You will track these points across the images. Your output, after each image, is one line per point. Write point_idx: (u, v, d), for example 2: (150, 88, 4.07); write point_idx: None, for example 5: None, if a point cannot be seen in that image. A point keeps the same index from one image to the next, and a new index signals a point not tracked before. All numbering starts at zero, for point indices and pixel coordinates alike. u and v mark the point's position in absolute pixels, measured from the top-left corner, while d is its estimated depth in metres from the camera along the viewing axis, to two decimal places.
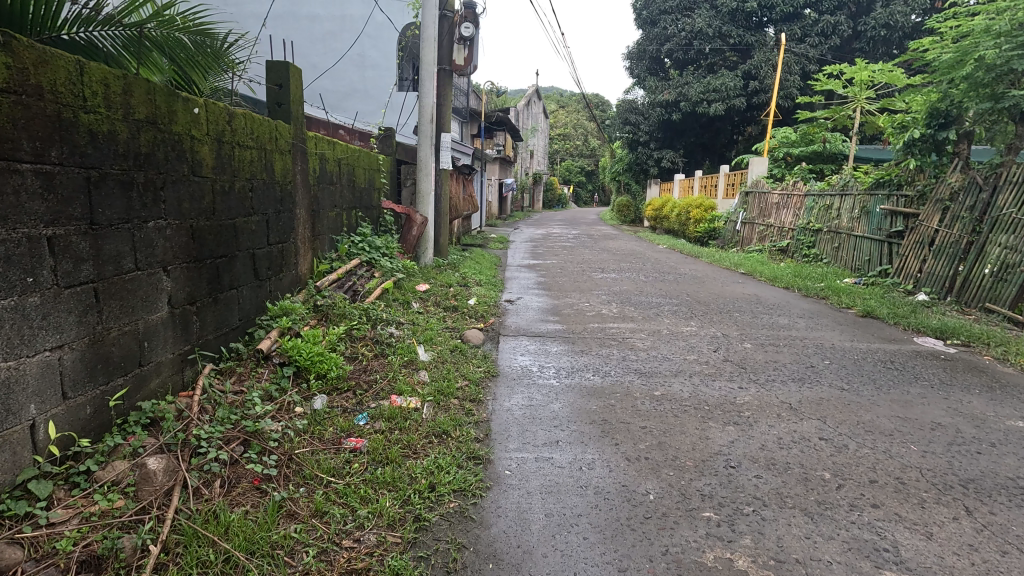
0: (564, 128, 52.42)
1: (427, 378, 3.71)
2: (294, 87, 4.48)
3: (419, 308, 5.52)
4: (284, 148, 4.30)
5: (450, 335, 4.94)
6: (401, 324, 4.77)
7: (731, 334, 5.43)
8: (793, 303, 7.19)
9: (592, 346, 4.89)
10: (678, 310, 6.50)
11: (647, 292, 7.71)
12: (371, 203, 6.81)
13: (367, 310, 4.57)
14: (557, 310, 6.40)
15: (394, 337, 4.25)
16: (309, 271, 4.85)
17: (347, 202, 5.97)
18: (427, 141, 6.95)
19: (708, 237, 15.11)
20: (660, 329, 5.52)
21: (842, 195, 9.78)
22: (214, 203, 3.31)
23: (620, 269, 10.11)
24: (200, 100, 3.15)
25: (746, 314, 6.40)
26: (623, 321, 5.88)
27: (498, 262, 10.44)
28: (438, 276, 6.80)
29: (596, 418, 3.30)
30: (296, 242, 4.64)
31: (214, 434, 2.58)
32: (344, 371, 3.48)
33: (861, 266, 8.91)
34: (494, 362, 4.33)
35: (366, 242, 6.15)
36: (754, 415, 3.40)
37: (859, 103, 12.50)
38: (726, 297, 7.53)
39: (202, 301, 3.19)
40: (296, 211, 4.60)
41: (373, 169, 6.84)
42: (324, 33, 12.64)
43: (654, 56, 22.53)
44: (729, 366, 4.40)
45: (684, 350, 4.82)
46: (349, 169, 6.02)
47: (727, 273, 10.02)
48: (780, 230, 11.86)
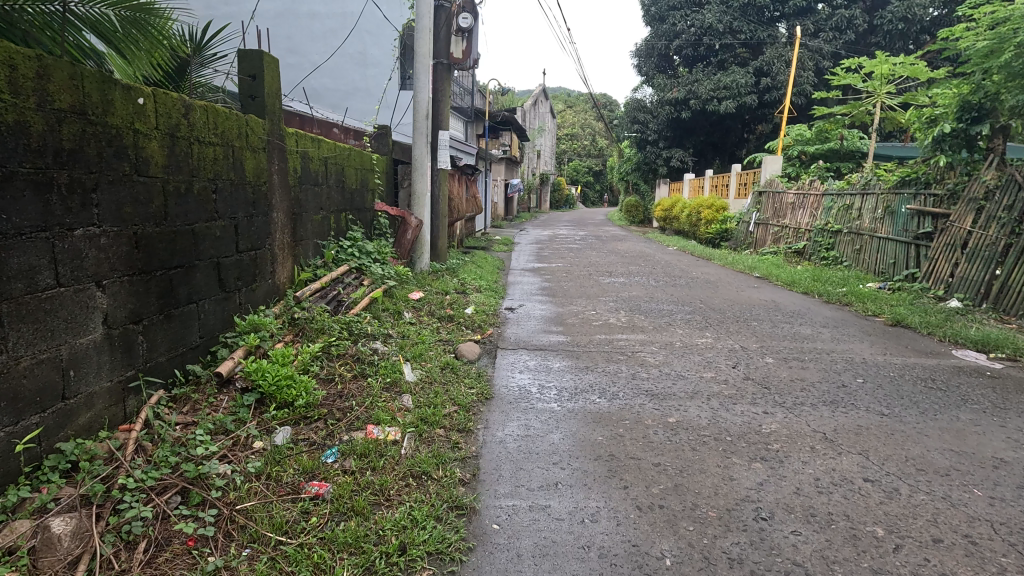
0: (571, 129, 52.00)
1: (410, 404, 3.27)
2: (270, 78, 4.09)
3: (411, 318, 5.09)
4: (256, 144, 3.91)
5: (443, 349, 4.51)
6: (388, 338, 4.35)
7: (750, 347, 4.97)
8: (815, 310, 6.71)
9: (598, 362, 4.44)
10: (691, 319, 6.05)
11: (658, 299, 7.25)
12: (363, 206, 6.42)
13: (350, 323, 4.16)
14: (562, 320, 5.95)
15: (378, 355, 3.83)
16: (288, 280, 4.45)
17: (335, 205, 5.58)
18: (422, 138, 6.54)
19: (720, 238, 14.59)
20: (672, 342, 5.07)
21: (864, 194, 9.25)
22: (167, 206, 2.92)
23: (629, 273, 9.64)
24: (146, 88, 2.75)
25: (765, 323, 5.94)
26: (632, 332, 5.44)
27: (501, 265, 10.00)
28: (434, 282, 6.39)
29: (601, 454, 2.86)
30: (273, 249, 4.24)
31: (144, 482, 2.17)
32: (315, 397, 3.07)
33: (885, 270, 8.39)
34: (489, 382, 3.90)
35: (356, 247, 5.75)
36: (785, 448, 2.94)
37: (879, 99, 11.96)
38: (742, 303, 7.07)
39: (151, 319, 2.80)
40: (273, 214, 4.20)
41: (365, 170, 6.46)
42: (322, 30, 12.27)
43: (662, 52, 22.01)
44: (751, 385, 3.94)
45: (699, 366, 4.37)
46: (338, 169, 5.63)
47: (742, 277, 9.55)
48: (796, 231, 11.36)
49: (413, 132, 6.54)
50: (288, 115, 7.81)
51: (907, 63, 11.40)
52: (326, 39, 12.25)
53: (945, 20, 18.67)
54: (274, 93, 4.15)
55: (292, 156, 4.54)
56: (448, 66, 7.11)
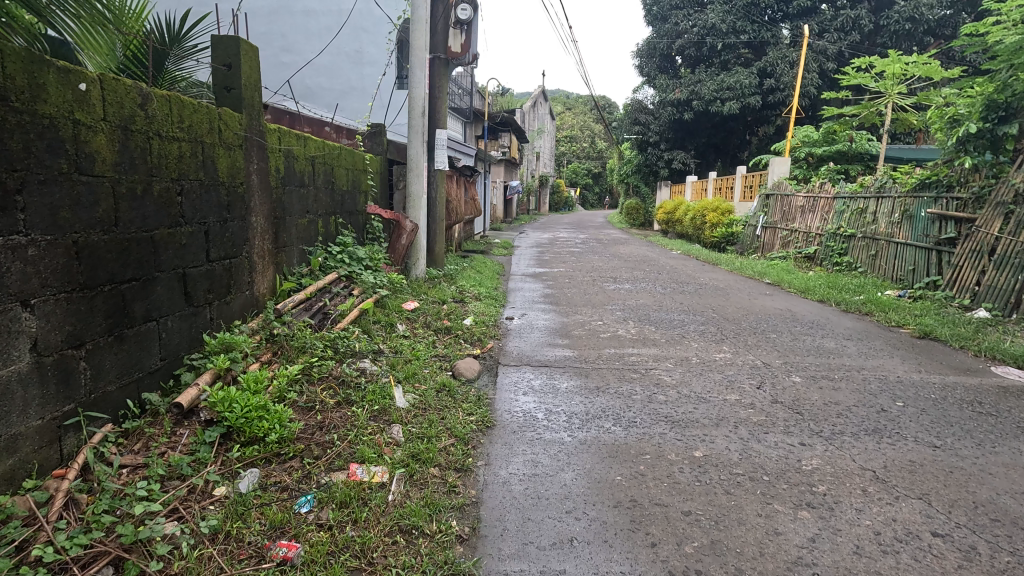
0: (571, 131, 51.76)
1: (401, 436, 2.86)
2: (247, 68, 3.69)
3: (404, 332, 4.69)
4: (231, 141, 3.51)
5: (439, 367, 4.11)
6: (378, 356, 3.95)
7: (773, 362, 4.59)
8: (834, 320, 6.33)
9: (610, 381, 4.04)
10: (705, 330, 5.66)
11: (667, 307, 6.86)
12: (354, 208, 6.03)
13: (335, 339, 3.75)
14: (567, 331, 5.55)
15: (366, 377, 3.43)
16: (269, 291, 4.05)
17: (323, 208, 5.18)
18: (418, 136, 6.12)
19: (726, 242, 14.20)
20: (688, 357, 4.68)
21: (880, 197, 8.88)
22: (118, 210, 2.52)
23: (635, 279, 9.24)
24: (90, 72, 2.35)
25: (785, 335, 5.55)
26: (643, 345, 5.05)
27: (500, 271, 9.59)
28: (430, 291, 5.98)
29: (621, 499, 2.46)
30: (252, 257, 3.83)
31: (68, 551, 1.77)
32: (291, 429, 2.67)
33: (903, 277, 8.01)
34: (490, 407, 3.49)
35: (346, 254, 5.35)
36: (834, 492, 2.55)
37: (890, 99, 11.60)
38: (757, 312, 6.69)
39: (97, 342, 2.40)
40: (251, 219, 3.80)
41: (356, 171, 6.07)
42: (316, 26, 11.89)
43: (664, 52, 21.64)
44: (781, 410, 3.54)
45: (721, 386, 3.98)
46: (327, 169, 5.23)
47: (752, 283, 9.18)
48: (806, 235, 10.98)
49: (408, 129, 6.12)
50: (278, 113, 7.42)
51: (920, 62, 11.04)
52: (320, 36, 11.85)
53: (951, 21, 18.36)
54: (253, 84, 3.77)
55: (275, 153, 4.14)
56: (445, 60, 6.73)
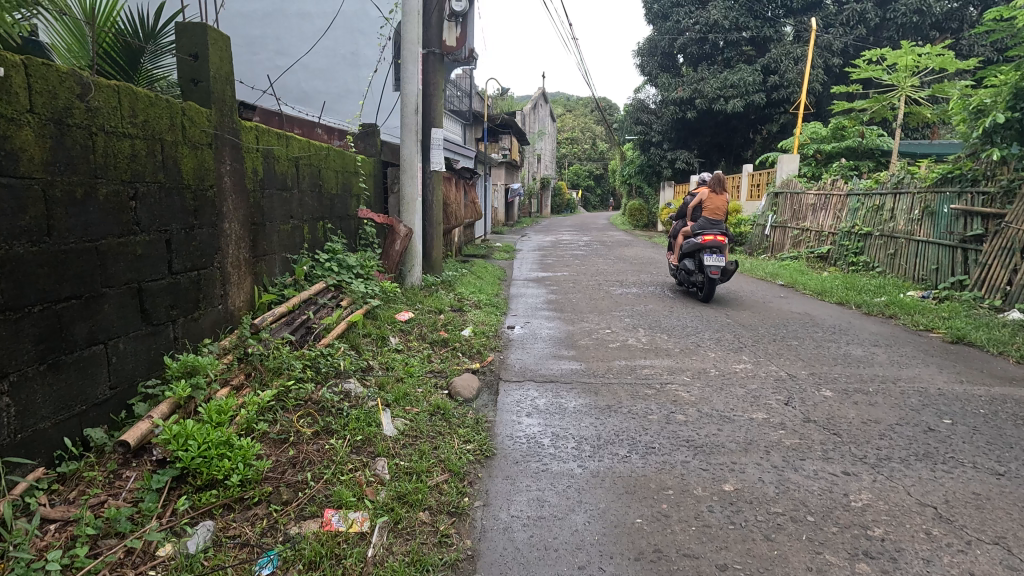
0: (571, 133, 51.48)
1: (385, 472, 2.50)
2: (217, 59, 3.35)
3: (396, 347, 4.32)
4: (199, 139, 3.16)
5: (433, 386, 3.74)
6: (366, 375, 3.58)
7: (799, 374, 4.21)
8: (857, 325, 5.96)
9: (623, 399, 3.67)
10: (720, 338, 5.28)
11: (678, 313, 6.48)
12: (345, 213, 5.68)
13: (318, 357, 3.39)
14: (573, 341, 5.18)
15: (349, 401, 3.06)
16: (246, 305, 3.69)
17: (310, 213, 4.82)
18: (410, 135, 5.74)
19: (734, 243, 13.80)
20: (705, 369, 4.31)
21: (897, 194, 8.50)
22: (51, 217, 2.17)
23: (642, 283, 8.86)
24: (13, 56, 2.02)
25: (807, 342, 5.17)
26: (655, 355, 4.68)
27: (501, 276, 9.22)
28: (427, 299, 5.61)
29: (643, 550, 2.09)
30: (226, 268, 3.47)
31: None
32: (257, 470, 2.29)
33: (926, 276, 7.60)
34: (489, 431, 3.12)
35: (335, 262, 5.00)
36: (894, 536, 2.18)
37: (903, 92, 11.20)
38: (774, 316, 6.32)
39: (24, 374, 2.04)
40: (224, 226, 3.44)
41: (347, 173, 5.72)
42: (310, 28, 11.54)
43: (666, 51, 21.28)
44: (816, 431, 3.17)
45: (745, 403, 3.60)
46: (313, 171, 4.88)
47: (764, 285, 8.79)
48: (818, 234, 10.59)
49: (400, 127, 5.73)
50: (266, 115, 7.06)
51: (934, 54, 10.64)
52: (314, 37, 11.50)
53: (959, 13, 17.94)
54: (225, 77, 3.42)
55: (252, 154, 3.78)
56: (440, 55, 6.36)
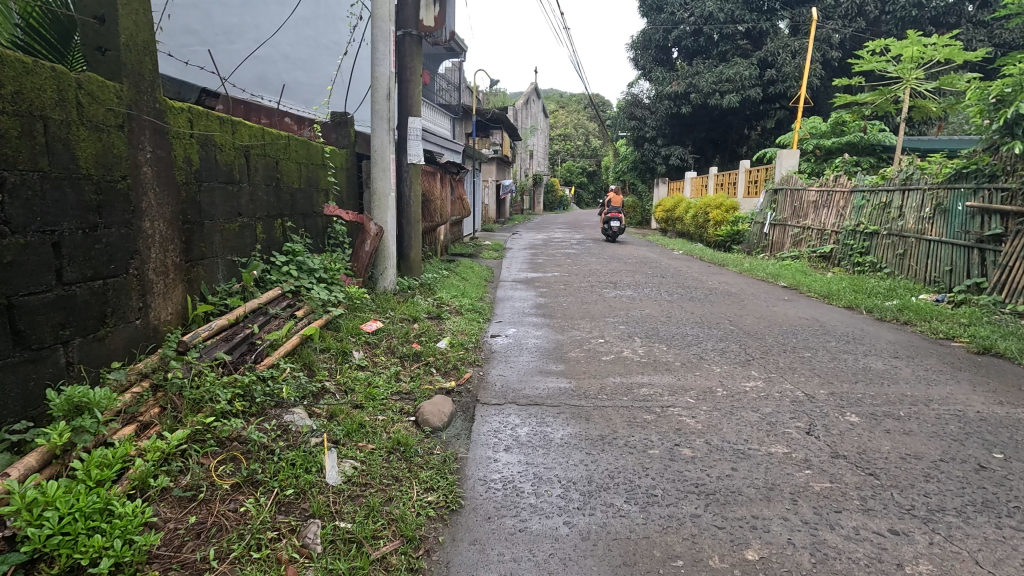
0: (564, 129, 50.81)
1: (317, 541, 1.96)
2: (128, 25, 2.78)
3: (359, 365, 3.79)
4: (103, 120, 2.59)
5: (397, 414, 3.21)
6: (316, 403, 3.05)
7: (817, 394, 3.71)
8: (871, 333, 5.48)
9: (618, 428, 3.14)
10: (725, 349, 4.77)
11: (677, 319, 5.98)
12: (310, 210, 5.12)
13: (256, 384, 2.84)
14: (562, 353, 4.65)
15: (286, 440, 2.51)
16: (176, 319, 3.13)
17: (265, 211, 4.26)
18: (382, 122, 5.15)
19: (732, 242, 13.32)
20: (710, 389, 3.81)
21: (906, 190, 8.05)
22: None
23: (638, 285, 8.34)
24: None
25: (822, 354, 4.68)
26: (654, 370, 4.17)
27: (488, 277, 8.69)
28: (402, 305, 5.06)
29: None
30: (148, 276, 2.91)
31: None
32: (140, 548, 1.74)
33: (939, 278, 7.14)
34: (458, 473, 2.60)
35: (295, 265, 4.44)
36: None
37: (908, 85, 10.74)
38: (780, 322, 5.83)
39: None
40: (144, 225, 2.87)
41: (312, 166, 5.17)
42: (280, 11, 10.56)
43: (660, 45, 20.73)
44: (847, 471, 2.66)
45: (759, 432, 3.11)
46: (268, 162, 4.31)
47: (766, 287, 8.31)
48: (821, 233, 10.14)
49: (371, 115, 5.15)
50: (230, 102, 6.47)
51: (940, 44, 10.20)
52: (284, 17, 10.43)
53: (958, 7, 17.53)
54: (144, 48, 2.86)
55: (184, 141, 3.21)
56: (418, 37, 5.83)
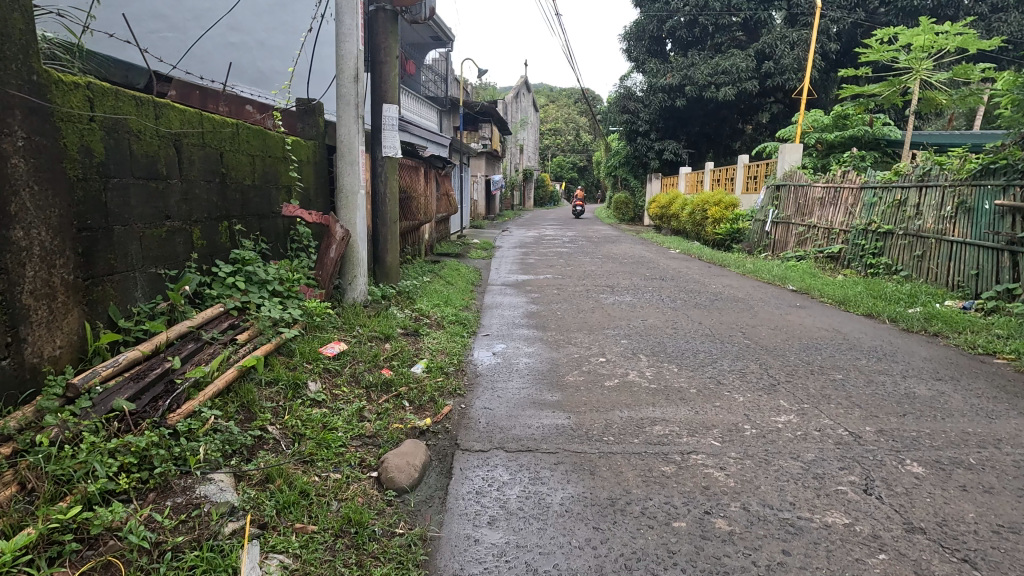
0: (555, 123, 50.09)
1: None
2: None
3: (313, 402, 3.12)
4: None
5: (354, 471, 2.56)
6: (248, 461, 2.39)
7: (863, 432, 3.11)
8: (902, 347, 4.89)
9: (631, 488, 2.52)
10: (744, 371, 4.16)
11: (685, 331, 5.36)
12: (266, 210, 4.43)
13: (159, 444, 2.17)
14: (557, 377, 4.01)
15: (189, 532, 1.85)
16: (69, 353, 2.44)
17: (204, 212, 3.56)
18: (349, 109, 4.46)
19: (731, 240, 12.77)
20: (737, 426, 3.18)
21: (923, 187, 7.50)
22: None
23: (637, 289, 7.73)
24: None
25: (855, 377, 4.09)
26: (666, 401, 3.54)
27: (475, 280, 8.03)
28: (374, 320, 4.40)
29: None
30: (26, 300, 2.22)
31: None
32: None
33: (964, 283, 6.59)
34: (427, 568, 1.96)
35: (243, 276, 3.75)
36: None
37: (917, 75, 10.17)
38: (799, 335, 5.24)
39: None
40: (16, 232, 2.19)
41: (269, 159, 4.47)
42: None
43: (654, 35, 20.09)
44: (933, 557, 2.05)
45: (807, 492, 2.49)
46: (207, 152, 3.59)
47: (774, 291, 7.76)
48: (828, 232, 9.58)
49: (337, 100, 4.46)
50: (183, 88, 5.74)
51: (953, 33, 9.64)
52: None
53: None
54: (8, 1, 2.17)
55: (79, 125, 2.53)
56: (393, 12, 5.15)
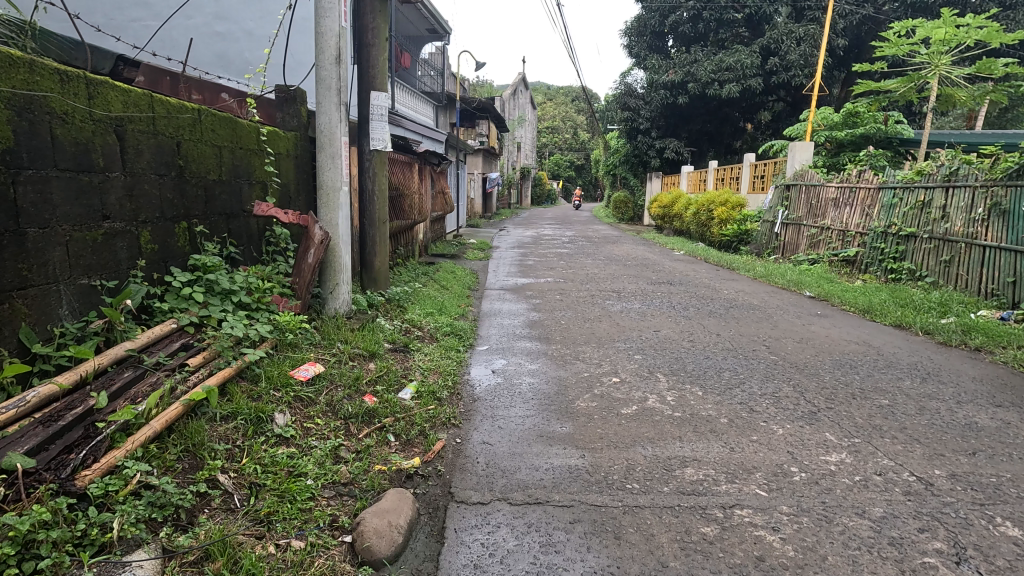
0: (552, 121, 49.51)
1: None
2: None
3: (281, 439, 2.62)
4: None
5: (321, 538, 2.05)
6: (184, 532, 1.89)
7: (933, 478, 2.61)
8: (946, 365, 4.41)
9: (668, 561, 2.02)
10: (777, 395, 3.66)
11: (703, 345, 4.87)
12: (235, 209, 3.91)
13: (55, 522, 1.66)
14: (566, 402, 3.50)
15: None
16: None
17: (156, 211, 3.04)
18: (330, 94, 3.94)
19: (738, 241, 12.31)
20: (783, 469, 2.68)
21: (950, 187, 7.03)
22: None
23: (644, 295, 7.23)
24: None
25: (902, 402, 3.60)
26: (694, 436, 3.03)
27: (472, 284, 7.52)
28: (357, 334, 3.87)
29: None
30: None
31: None
32: None
33: (999, 290, 6.13)
34: None
35: (203, 286, 3.22)
36: None
37: (937, 70, 9.68)
38: (828, 350, 4.77)
39: None
40: None
41: (240, 150, 3.94)
42: None
43: (656, 31, 19.57)
44: None
45: (888, 567, 1.99)
46: (159, 139, 3.06)
47: (789, 297, 7.29)
48: (843, 234, 9.12)
49: (316, 83, 3.93)
50: (152, 73, 5.19)
51: (975, 25, 9.15)
52: None
53: None
54: None
55: None
56: None
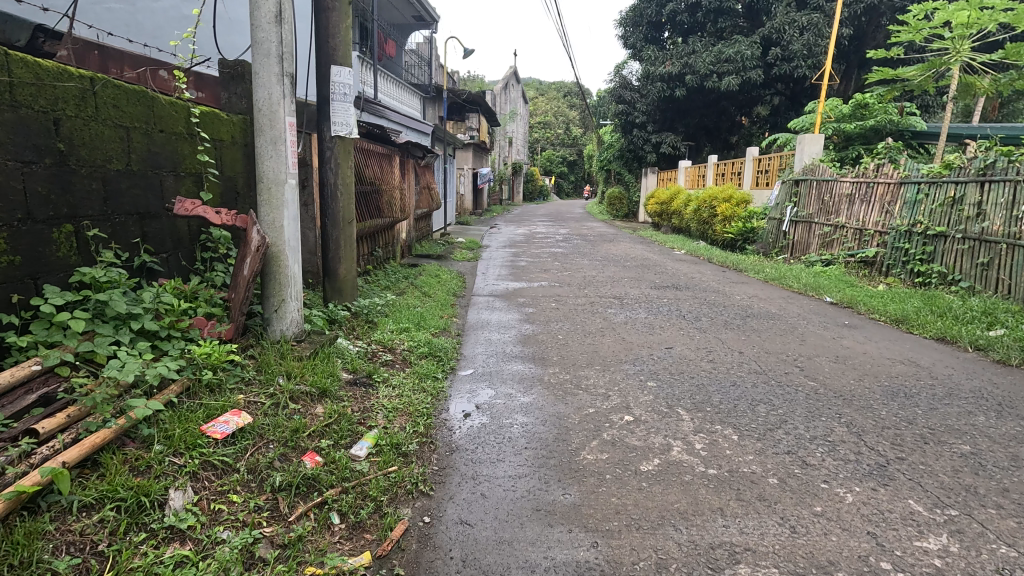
0: (544, 116, 48.62)
1: None
2: None
3: (172, 535, 1.84)
4: None
5: None
6: None
7: None
8: (1017, 392, 3.70)
9: None
10: (831, 440, 2.92)
11: (725, 366, 4.14)
12: (154, 208, 3.12)
13: None
14: (569, 454, 2.73)
15: None
16: None
17: (14, 209, 2.26)
18: (270, 62, 3.16)
19: (743, 240, 11.61)
20: (870, 567, 1.95)
21: (986, 182, 6.34)
22: None
23: (648, 301, 6.51)
24: None
25: (991, 450, 2.86)
26: (740, 509, 2.29)
27: (458, 289, 6.75)
28: (306, 365, 3.06)
29: None
30: None
31: None
32: None
33: None
34: None
35: (91, 310, 2.45)
36: None
37: (958, 57, 9.00)
38: (874, 373, 4.05)
39: None
40: None
41: (161, 134, 3.14)
42: None
43: (652, 20, 18.85)
44: None
45: None
46: (18, 110, 2.26)
47: (809, 303, 6.59)
48: (860, 233, 8.44)
49: (253, 50, 3.16)
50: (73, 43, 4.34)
51: (1002, 8, 8.46)
52: None
53: None
54: None
55: None
56: None
